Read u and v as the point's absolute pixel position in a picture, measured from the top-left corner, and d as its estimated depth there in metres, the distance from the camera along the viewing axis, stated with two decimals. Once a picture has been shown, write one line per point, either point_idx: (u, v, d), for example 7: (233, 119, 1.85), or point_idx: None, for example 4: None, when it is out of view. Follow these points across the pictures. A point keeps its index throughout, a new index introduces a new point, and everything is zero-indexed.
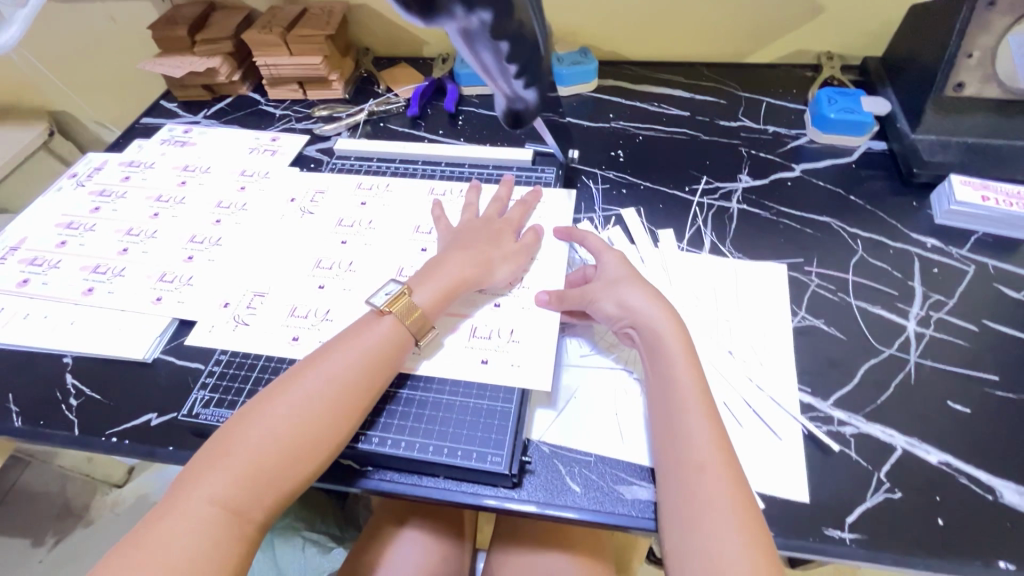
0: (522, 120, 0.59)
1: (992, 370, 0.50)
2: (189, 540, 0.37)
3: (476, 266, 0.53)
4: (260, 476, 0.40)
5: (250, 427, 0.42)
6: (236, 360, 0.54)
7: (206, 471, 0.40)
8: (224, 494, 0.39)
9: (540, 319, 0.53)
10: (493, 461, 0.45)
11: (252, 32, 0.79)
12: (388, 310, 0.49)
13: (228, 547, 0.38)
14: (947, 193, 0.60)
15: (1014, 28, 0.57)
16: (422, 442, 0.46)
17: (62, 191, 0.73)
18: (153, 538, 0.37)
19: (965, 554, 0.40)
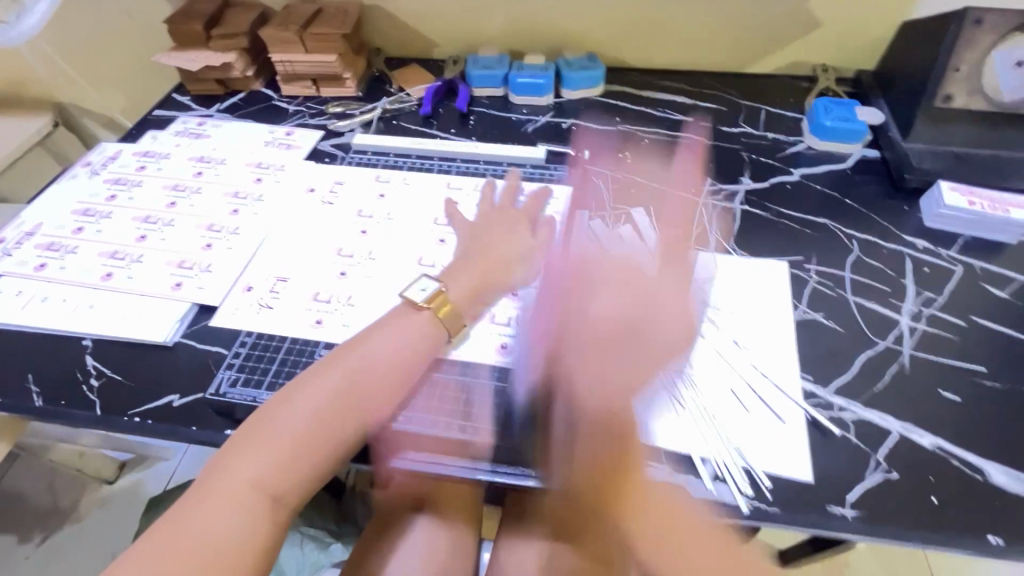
0: None
1: (980, 362, 0.53)
2: (223, 518, 0.39)
3: (497, 265, 0.57)
4: (300, 455, 0.43)
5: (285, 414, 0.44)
6: (261, 342, 0.56)
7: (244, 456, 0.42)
8: (265, 474, 0.42)
9: (557, 306, 0.56)
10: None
11: (269, 28, 0.80)
12: (427, 306, 0.52)
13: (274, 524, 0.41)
14: (937, 198, 0.64)
15: (999, 45, 0.63)
16: (449, 422, 0.49)
17: (78, 179, 0.73)
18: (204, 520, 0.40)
19: (957, 529, 0.43)
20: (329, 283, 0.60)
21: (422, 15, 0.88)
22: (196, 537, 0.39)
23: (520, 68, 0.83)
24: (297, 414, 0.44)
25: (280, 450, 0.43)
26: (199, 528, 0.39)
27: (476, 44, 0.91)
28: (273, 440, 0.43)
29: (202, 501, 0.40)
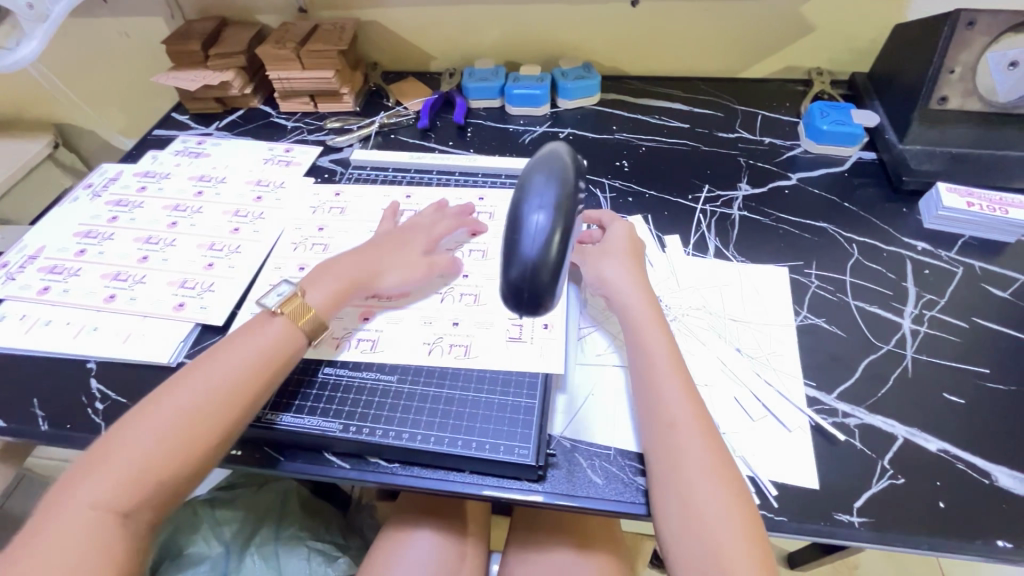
0: (525, 296, 0.41)
1: (984, 364, 0.53)
2: (82, 526, 0.40)
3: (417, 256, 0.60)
4: (192, 435, 0.44)
5: (137, 426, 0.44)
6: None
7: (90, 470, 0.42)
8: (115, 486, 0.41)
9: (562, 315, 0.57)
10: (520, 454, 0.47)
11: (266, 46, 0.81)
12: (283, 312, 0.51)
13: (112, 531, 0.40)
14: (935, 199, 0.64)
15: (991, 47, 0.63)
16: (451, 437, 0.48)
17: (79, 202, 0.74)
18: (57, 522, 0.40)
19: (966, 534, 0.43)
20: None
21: (417, 30, 0.89)
22: (83, 529, 0.40)
23: (516, 79, 0.84)
24: (184, 397, 0.45)
25: (170, 434, 0.43)
26: (84, 511, 0.40)
27: (472, 57, 0.91)
28: (161, 425, 0.44)
29: (85, 481, 0.41)
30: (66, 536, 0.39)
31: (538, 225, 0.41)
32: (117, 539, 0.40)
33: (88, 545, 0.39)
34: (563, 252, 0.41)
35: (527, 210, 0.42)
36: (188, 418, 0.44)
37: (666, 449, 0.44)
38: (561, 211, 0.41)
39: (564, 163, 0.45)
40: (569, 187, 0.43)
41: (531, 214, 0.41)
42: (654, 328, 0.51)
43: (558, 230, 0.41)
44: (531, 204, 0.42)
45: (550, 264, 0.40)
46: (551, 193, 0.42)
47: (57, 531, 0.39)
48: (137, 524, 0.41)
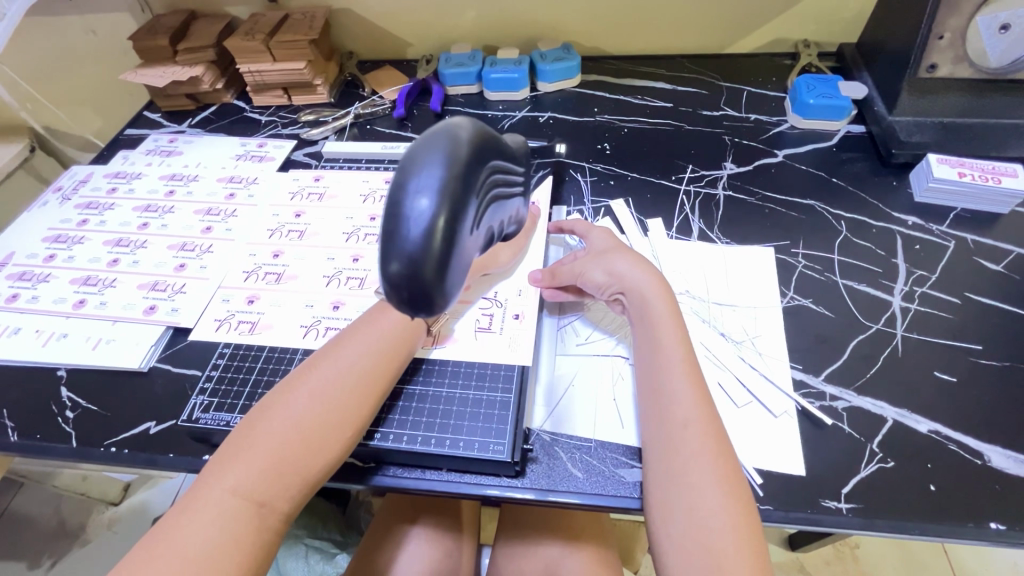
0: (410, 295, 0.32)
1: (977, 340, 0.51)
2: (201, 528, 0.39)
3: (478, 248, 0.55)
4: (315, 434, 0.43)
5: (270, 421, 0.43)
6: (236, 360, 0.54)
7: (232, 464, 0.41)
8: (243, 481, 0.41)
9: (534, 305, 0.55)
10: (495, 450, 0.45)
11: (234, 39, 0.79)
12: None
13: (246, 534, 0.39)
14: (925, 171, 0.62)
15: (982, 10, 0.59)
16: (424, 435, 0.47)
17: (48, 206, 0.72)
18: (178, 528, 0.39)
19: (957, 517, 0.41)
20: (310, 295, 0.59)
21: (390, 16, 0.86)
22: (193, 536, 0.38)
23: (493, 64, 0.81)
24: (308, 382, 0.45)
25: (283, 424, 0.43)
26: (221, 498, 0.40)
27: (449, 42, 0.89)
28: (304, 412, 0.44)
29: (231, 468, 0.41)
30: (187, 525, 0.39)
31: (420, 211, 0.31)
32: (258, 528, 0.40)
33: (221, 533, 0.39)
34: (452, 243, 0.32)
35: (408, 191, 0.32)
36: (339, 404, 0.44)
37: (669, 446, 0.42)
38: (451, 191, 0.31)
39: (460, 133, 0.34)
40: (465, 162, 0.33)
41: (412, 193, 0.31)
42: (670, 325, 0.48)
43: (444, 214, 0.31)
44: (413, 182, 0.32)
45: (435, 261, 0.31)
46: (441, 168, 0.32)
47: (171, 523, 0.39)
48: (268, 526, 0.40)
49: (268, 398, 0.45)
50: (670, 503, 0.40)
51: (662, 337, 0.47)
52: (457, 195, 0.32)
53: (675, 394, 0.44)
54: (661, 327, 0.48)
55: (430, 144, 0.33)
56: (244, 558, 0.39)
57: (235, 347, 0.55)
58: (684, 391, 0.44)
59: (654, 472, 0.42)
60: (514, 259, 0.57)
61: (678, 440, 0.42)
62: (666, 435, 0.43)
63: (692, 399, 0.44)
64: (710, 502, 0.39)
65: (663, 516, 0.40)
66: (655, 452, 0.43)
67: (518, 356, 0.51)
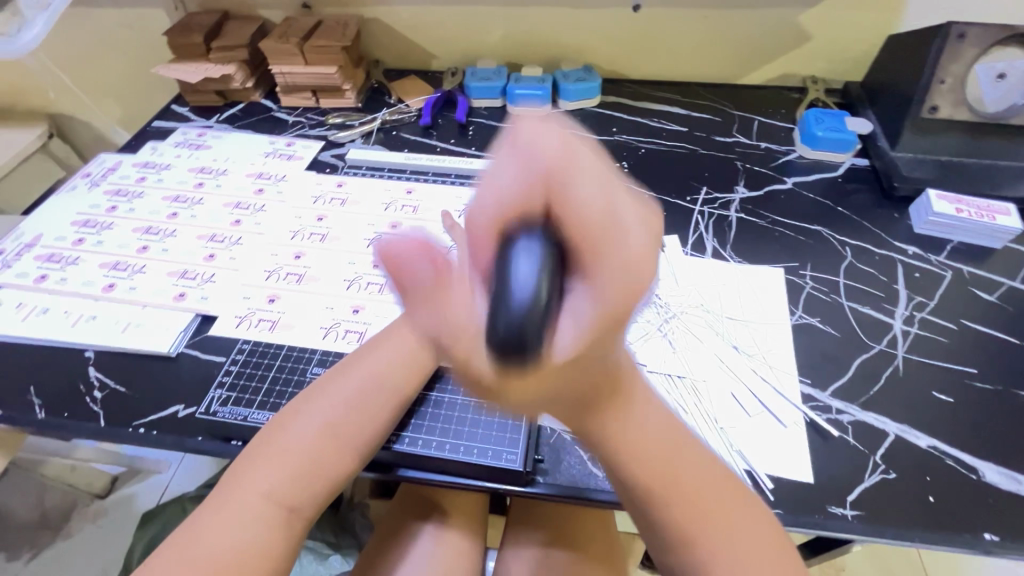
0: None
1: (972, 364, 0.54)
2: (230, 532, 0.39)
3: None
4: (341, 440, 0.45)
5: (300, 425, 0.44)
6: (253, 358, 0.56)
7: (260, 466, 0.42)
8: (272, 485, 0.41)
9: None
10: (508, 459, 0.47)
11: (269, 40, 0.81)
12: None
13: (273, 538, 0.40)
14: (925, 205, 0.66)
15: (981, 58, 0.65)
16: (439, 441, 0.49)
17: (77, 191, 0.73)
18: (205, 531, 0.39)
19: (955, 527, 0.44)
20: (331, 297, 0.61)
21: (420, 29, 0.89)
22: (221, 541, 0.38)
23: (517, 80, 0.85)
24: (333, 389, 0.47)
25: (313, 429, 0.44)
26: (253, 500, 0.40)
27: (474, 56, 0.92)
28: (334, 417, 0.45)
29: (262, 471, 0.42)
30: (219, 525, 0.39)
31: None
32: (285, 531, 0.41)
33: (251, 536, 0.39)
34: None
35: None
36: (368, 412, 0.46)
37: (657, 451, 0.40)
38: None
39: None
40: None
41: None
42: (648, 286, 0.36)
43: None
44: None
45: None
46: None
47: (201, 522, 0.40)
48: (292, 529, 0.42)
49: (296, 401, 0.47)
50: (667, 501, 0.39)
51: None
52: None
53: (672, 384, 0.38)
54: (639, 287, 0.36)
55: None
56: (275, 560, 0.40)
57: (255, 342, 0.57)
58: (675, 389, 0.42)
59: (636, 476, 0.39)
60: None
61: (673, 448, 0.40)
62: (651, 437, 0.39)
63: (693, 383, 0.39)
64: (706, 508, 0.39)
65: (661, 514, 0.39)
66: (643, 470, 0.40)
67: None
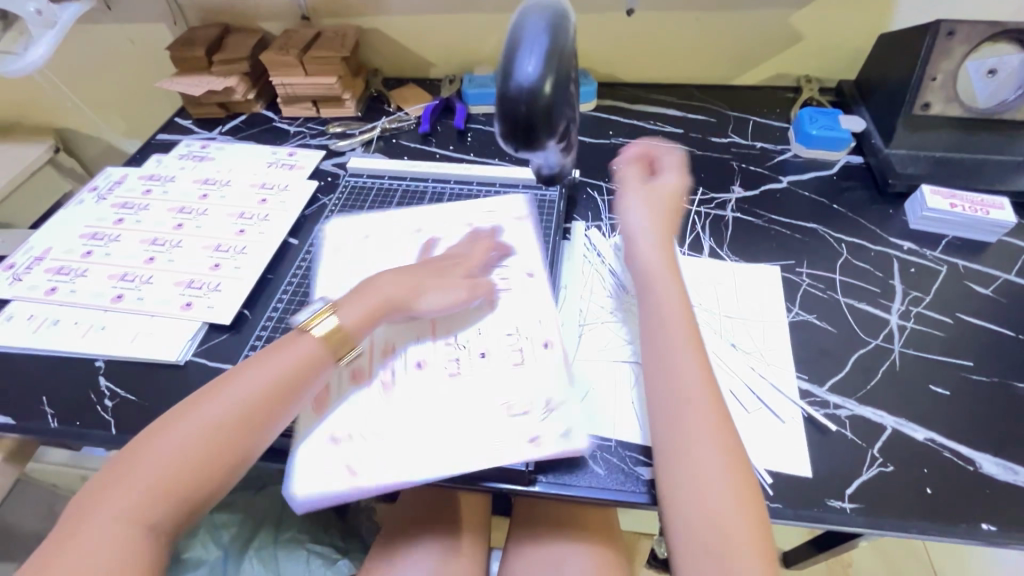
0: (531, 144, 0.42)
1: (968, 357, 0.55)
2: (83, 556, 0.39)
3: (389, 297, 0.54)
4: (215, 452, 0.43)
5: (160, 442, 0.43)
6: None
7: (112, 488, 0.41)
8: (124, 507, 0.41)
9: (558, 332, 0.56)
10: (510, 459, 0.47)
11: (270, 53, 0.83)
12: (309, 329, 0.51)
13: (129, 558, 0.39)
14: (919, 201, 0.67)
15: (971, 55, 0.66)
16: None
17: (84, 204, 0.75)
18: (59, 556, 0.39)
19: (953, 518, 0.44)
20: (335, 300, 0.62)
21: (417, 38, 0.91)
22: (67, 568, 0.38)
23: None
24: (209, 411, 0.45)
25: (173, 448, 0.43)
26: (101, 525, 0.40)
27: (471, 63, 0.93)
28: (199, 434, 0.43)
29: (109, 497, 0.41)
30: (72, 551, 0.39)
31: (530, 73, 0.39)
32: (137, 551, 0.40)
33: (89, 560, 0.39)
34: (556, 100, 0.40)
35: (517, 58, 0.39)
36: (223, 430, 0.44)
37: (676, 423, 0.44)
38: (554, 61, 0.39)
39: (570, 18, 0.42)
40: (564, 44, 0.40)
41: (522, 60, 0.39)
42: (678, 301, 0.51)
43: (550, 82, 0.39)
44: (521, 52, 0.39)
45: (545, 105, 0.40)
46: (544, 39, 0.39)
47: (69, 546, 0.39)
48: (143, 547, 0.40)
49: (158, 422, 0.45)
50: (678, 471, 0.42)
51: (663, 300, 0.51)
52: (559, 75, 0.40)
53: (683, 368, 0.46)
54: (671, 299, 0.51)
55: (524, 41, 0.40)
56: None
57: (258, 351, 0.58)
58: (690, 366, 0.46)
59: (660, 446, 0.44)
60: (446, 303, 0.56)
61: (682, 411, 0.44)
62: (671, 409, 0.45)
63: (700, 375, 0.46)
64: (716, 478, 0.41)
65: (671, 491, 0.42)
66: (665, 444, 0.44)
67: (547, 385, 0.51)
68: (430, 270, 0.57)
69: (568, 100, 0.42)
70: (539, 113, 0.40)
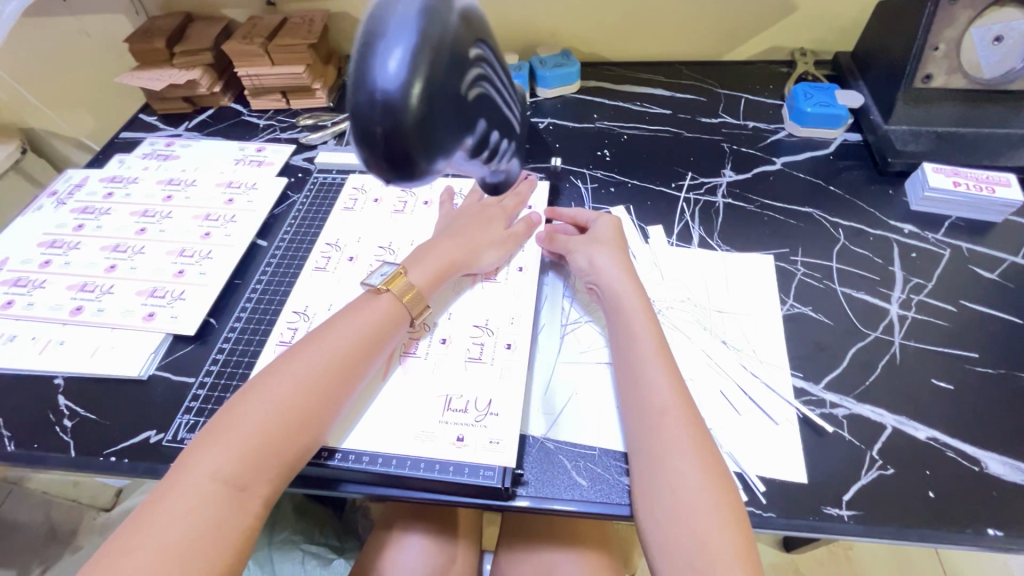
0: (406, 167, 0.30)
1: (973, 348, 0.52)
2: (181, 519, 0.37)
3: (461, 251, 0.56)
4: (307, 409, 0.44)
5: (250, 403, 0.43)
6: (221, 381, 0.54)
7: (210, 446, 0.41)
8: (223, 464, 0.40)
9: (526, 334, 0.53)
10: (485, 475, 0.44)
11: (232, 42, 0.78)
12: (385, 289, 0.52)
13: (230, 519, 0.39)
14: (921, 180, 0.63)
15: (976, 21, 0.61)
16: (413, 459, 0.46)
17: (43, 210, 0.71)
18: (150, 523, 0.37)
19: (957, 524, 0.42)
20: (304, 303, 0.58)
21: None
22: (166, 534, 0.37)
23: None
24: (297, 369, 0.45)
25: (267, 402, 0.43)
26: (198, 481, 0.39)
27: None
28: (293, 391, 0.44)
29: (209, 451, 0.40)
30: (165, 512, 0.38)
31: (391, 74, 0.28)
32: (238, 512, 0.39)
33: (196, 522, 0.38)
34: (433, 108, 0.29)
35: (377, 52, 0.29)
36: (315, 386, 0.45)
37: (651, 436, 0.43)
38: (428, 54, 0.29)
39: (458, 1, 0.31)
40: (446, 32, 0.30)
41: (384, 55, 0.28)
42: (641, 315, 0.50)
43: (417, 88, 0.28)
44: (383, 42, 0.29)
45: (415, 116, 0.29)
46: (415, 24, 0.29)
47: (155, 510, 0.38)
48: (243, 507, 0.40)
49: (249, 381, 0.45)
50: (655, 488, 0.41)
51: (635, 327, 0.49)
52: (440, 75, 0.29)
53: (653, 381, 0.46)
54: (635, 315, 0.50)
55: (388, 32, 0.29)
56: (222, 551, 0.37)
57: (222, 364, 0.55)
58: (660, 378, 0.46)
59: (637, 462, 0.43)
60: (500, 262, 0.59)
61: (658, 422, 0.44)
62: (644, 421, 0.44)
63: (669, 387, 0.45)
64: (695, 489, 0.40)
65: (649, 509, 0.41)
66: (640, 460, 0.43)
67: (510, 389, 0.49)
68: (479, 227, 0.59)
69: (453, 108, 0.31)
70: (409, 131, 0.29)
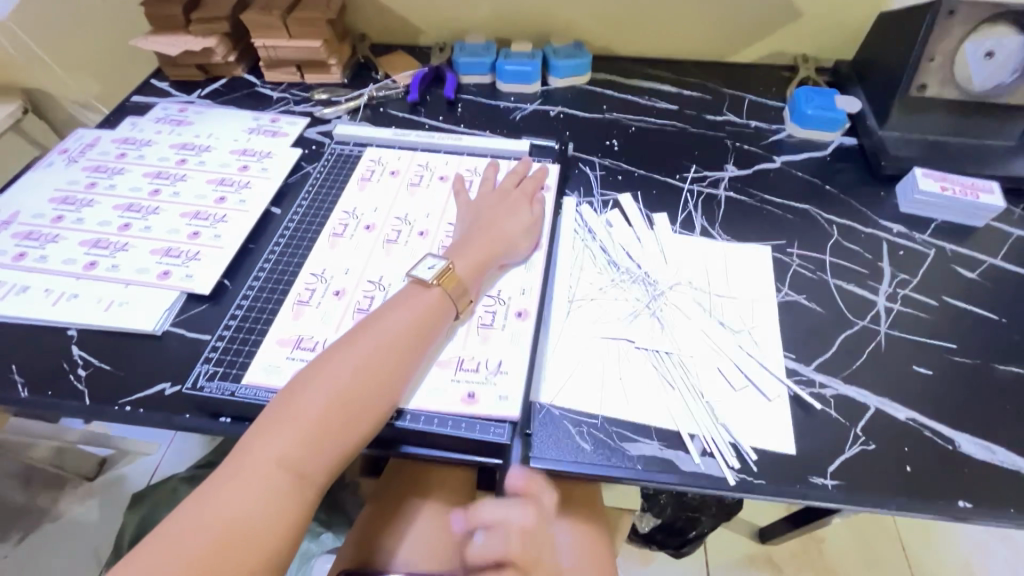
0: None
1: (952, 339, 0.56)
2: (244, 505, 0.40)
3: (497, 243, 0.57)
4: (363, 402, 0.45)
5: (308, 393, 0.44)
6: (239, 337, 0.55)
7: (270, 435, 0.42)
8: (284, 454, 0.42)
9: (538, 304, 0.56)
10: (495, 432, 0.47)
11: (251, 13, 0.79)
12: (437, 284, 0.52)
13: (291, 505, 0.41)
14: (911, 184, 0.67)
15: (969, 37, 0.64)
16: (428, 416, 0.48)
17: (54, 167, 0.71)
18: (215, 505, 0.39)
19: (932, 495, 0.45)
20: (319, 266, 0.60)
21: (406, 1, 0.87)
22: (229, 516, 0.39)
23: (508, 55, 0.83)
24: (353, 362, 0.46)
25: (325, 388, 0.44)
26: (263, 468, 0.41)
27: (463, 31, 0.90)
28: (350, 383, 0.45)
29: (270, 441, 0.42)
30: (228, 496, 0.40)
31: None
32: (299, 498, 0.41)
33: (260, 509, 0.40)
34: None
35: None
36: (371, 381, 0.46)
37: None
38: None
39: None
40: None
41: None
42: None
43: None
44: None
45: None
46: None
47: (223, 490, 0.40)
48: (302, 493, 0.42)
49: (305, 369, 0.46)
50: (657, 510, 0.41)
51: None
52: None
53: None
54: None
55: None
56: (284, 536, 0.40)
57: (238, 323, 0.56)
58: None
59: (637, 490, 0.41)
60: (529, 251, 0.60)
61: None
62: None
63: None
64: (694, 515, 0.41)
65: None
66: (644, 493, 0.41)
67: (519, 353, 0.51)
68: (512, 218, 0.60)
69: None
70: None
